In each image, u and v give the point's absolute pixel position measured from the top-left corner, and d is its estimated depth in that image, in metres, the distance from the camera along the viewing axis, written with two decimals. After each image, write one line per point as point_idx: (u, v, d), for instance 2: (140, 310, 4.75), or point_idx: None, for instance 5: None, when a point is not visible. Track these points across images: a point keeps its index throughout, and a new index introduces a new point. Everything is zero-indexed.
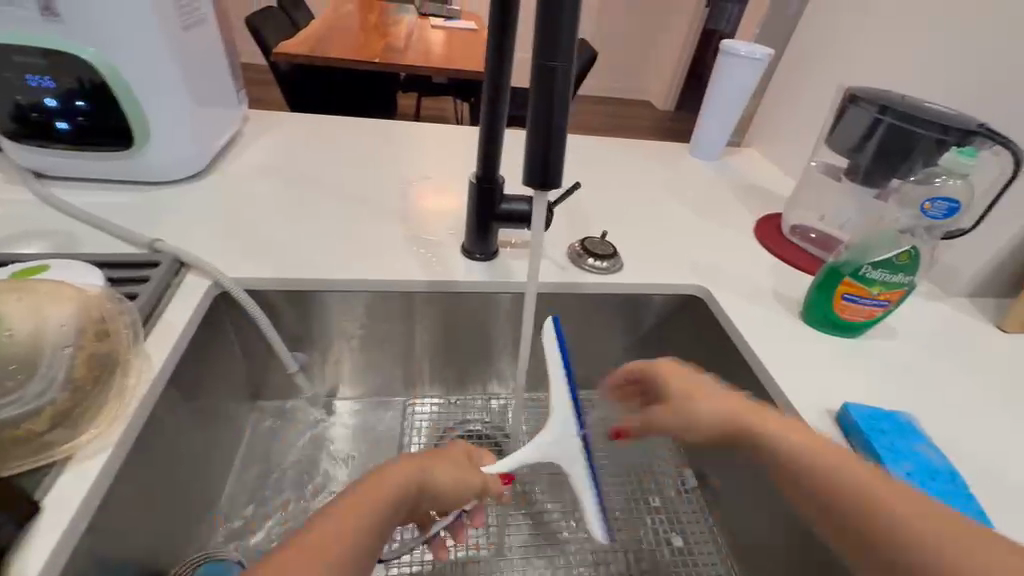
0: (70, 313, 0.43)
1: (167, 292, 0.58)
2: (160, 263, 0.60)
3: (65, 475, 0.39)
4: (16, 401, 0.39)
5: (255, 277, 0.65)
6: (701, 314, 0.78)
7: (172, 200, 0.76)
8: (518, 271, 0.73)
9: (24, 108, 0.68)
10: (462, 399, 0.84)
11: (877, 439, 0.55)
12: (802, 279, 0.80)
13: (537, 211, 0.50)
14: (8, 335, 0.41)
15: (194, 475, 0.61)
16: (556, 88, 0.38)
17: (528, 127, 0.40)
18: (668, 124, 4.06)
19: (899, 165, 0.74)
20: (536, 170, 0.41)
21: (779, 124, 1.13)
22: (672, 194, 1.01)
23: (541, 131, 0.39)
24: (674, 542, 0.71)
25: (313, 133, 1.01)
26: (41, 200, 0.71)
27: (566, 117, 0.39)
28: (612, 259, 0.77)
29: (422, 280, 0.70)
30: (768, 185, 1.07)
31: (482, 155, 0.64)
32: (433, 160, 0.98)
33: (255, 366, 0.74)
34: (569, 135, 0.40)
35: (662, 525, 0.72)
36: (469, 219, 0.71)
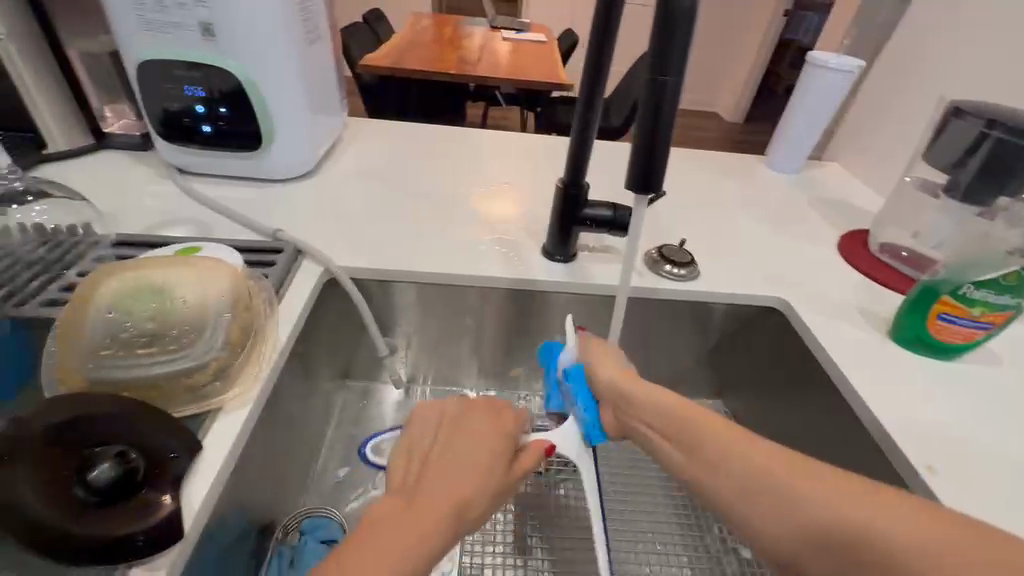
0: (226, 287, 0.51)
1: (289, 275, 0.66)
2: (282, 250, 0.69)
3: (219, 422, 0.46)
4: (187, 356, 0.46)
5: (358, 267, 0.72)
6: (779, 327, 0.77)
7: (288, 196, 0.85)
8: (596, 273, 0.76)
9: (177, 113, 0.80)
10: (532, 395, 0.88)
11: None
12: (890, 297, 0.77)
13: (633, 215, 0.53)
14: (181, 302, 0.49)
15: (299, 440, 0.68)
16: (663, 101, 0.41)
17: (633, 136, 0.43)
18: (737, 137, 3.94)
19: (1007, 182, 0.71)
20: (638, 175, 0.44)
21: (868, 137, 1.09)
22: (750, 206, 1.00)
23: (646, 141, 0.42)
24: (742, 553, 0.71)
25: (403, 139, 1.10)
26: (183, 192, 0.82)
27: (671, 127, 0.42)
28: (689, 267, 0.78)
29: (505, 277, 0.74)
30: (853, 200, 1.04)
31: (571, 162, 0.68)
32: (513, 166, 1.04)
33: (349, 348, 0.81)
34: (672, 144, 0.43)
35: (729, 536, 0.72)
36: (552, 221, 0.74)
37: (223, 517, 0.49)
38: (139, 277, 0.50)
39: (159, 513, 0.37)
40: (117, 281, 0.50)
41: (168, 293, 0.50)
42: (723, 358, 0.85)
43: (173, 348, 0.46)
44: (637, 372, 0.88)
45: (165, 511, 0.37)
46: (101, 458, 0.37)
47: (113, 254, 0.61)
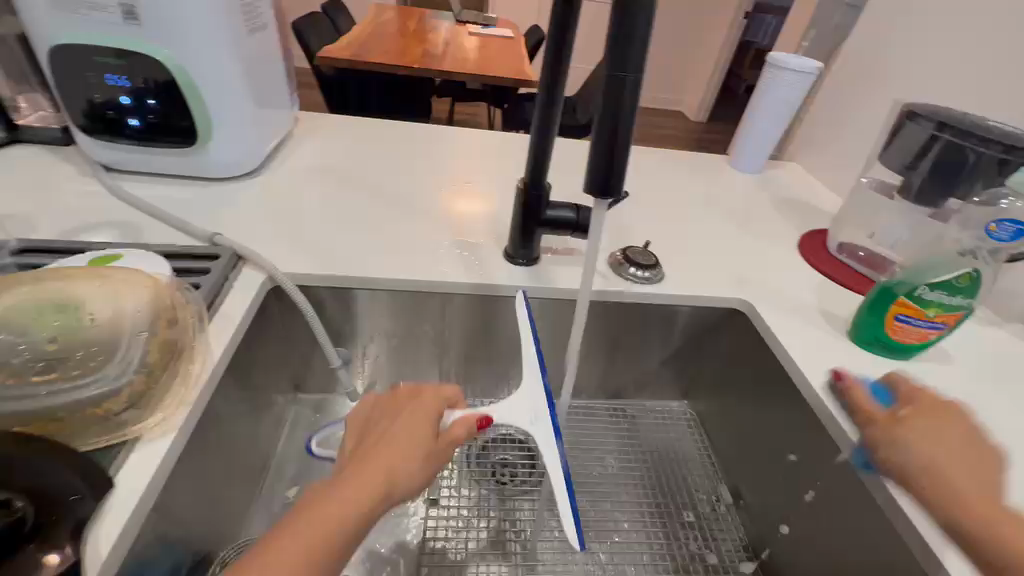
0: (144, 300, 0.46)
1: (226, 284, 0.60)
2: (219, 256, 0.63)
3: (135, 454, 0.41)
4: (95, 381, 0.40)
5: (306, 273, 0.67)
6: (742, 328, 0.77)
7: (229, 196, 0.79)
8: (559, 277, 0.73)
9: (100, 105, 0.72)
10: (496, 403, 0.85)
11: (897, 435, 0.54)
12: (849, 297, 0.78)
13: (594, 218, 0.50)
14: (90, 319, 0.43)
15: (241, 462, 0.63)
16: (622, 100, 0.38)
17: (593, 136, 0.40)
18: (701, 135, 4.01)
19: (957, 184, 0.72)
20: (597, 178, 0.41)
21: (826, 138, 1.11)
22: (714, 206, 1.00)
23: (606, 141, 0.40)
24: (709, 558, 0.70)
25: (359, 134, 1.04)
26: (109, 192, 0.75)
27: (631, 128, 0.40)
28: (654, 269, 0.76)
29: (465, 283, 0.71)
30: (812, 200, 1.05)
31: (532, 161, 0.65)
32: (475, 164, 1.00)
33: (299, 358, 0.76)
34: (632, 145, 0.40)
35: (696, 541, 0.72)
36: (514, 223, 0.71)
37: (146, 557, 0.44)
38: (41, 292, 0.44)
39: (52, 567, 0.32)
40: (13, 297, 0.43)
41: (75, 309, 0.44)
42: (688, 360, 0.85)
43: (79, 372, 0.41)
44: (603, 376, 0.86)
45: (60, 565, 0.32)
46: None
47: (18, 262, 0.55)
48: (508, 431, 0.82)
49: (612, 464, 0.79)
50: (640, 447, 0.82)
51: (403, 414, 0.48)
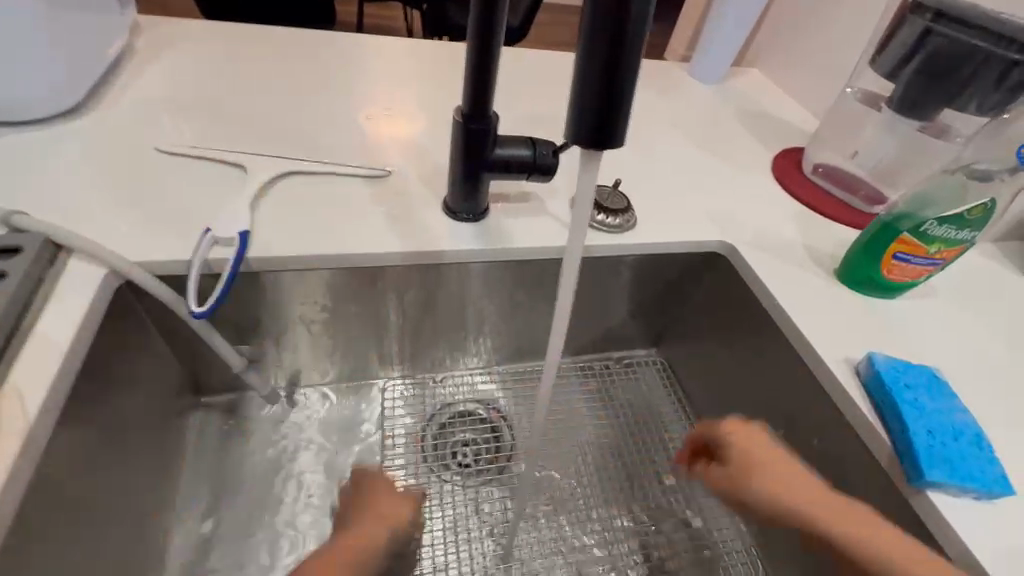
0: None
1: (40, 291, 0.42)
2: (23, 248, 0.43)
3: None
4: None
5: (170, 259, 0.48)
6: (721, 273, 0.69)
7: (41, 153, 0.56)
8: (515, 233, 0.59)
9: None
10: (447, 376, 0.73)
11: (903, 396, 0.48)
12: (830, 229, 0.71)
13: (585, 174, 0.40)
14: None
15: (123, 513, 0.49)
16: (631, 13, 0.29)
17: (579, 60, 0.31)
18: (639, 38, 3.74)
19: (956, 94, 0.63)
20: (584, 123, 0.32)
21: (799, 40, 0.98)
22: (680, 126, 0.87)
23: (602, 69, 0.30)
24: (692, 524, 0.67)
25: (234, 47, 0.78)
26: None
27: (635, 55, 0.30)
28: (626, 214, 0.64)
29: (396, 253, 0.55)
30: (781, 114, 0.95)
31: (471, 84, 0.47)
32: (395, 83, 0.78)
33: (191, 362, 0.59)
34: (636, 83, 0.31)
35: (678, 506, 0.68)
36: (453, 169, 0.55)
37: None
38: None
39: None
40: None
41: None
42: (659, 308, 0.76)
43: None
44: (567, 335, 0.76)
45: None
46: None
47: None
48: (465, 408, 0.71)
49: (585, 437, 0.72)
50: (610, 407, 0.75)
51: None
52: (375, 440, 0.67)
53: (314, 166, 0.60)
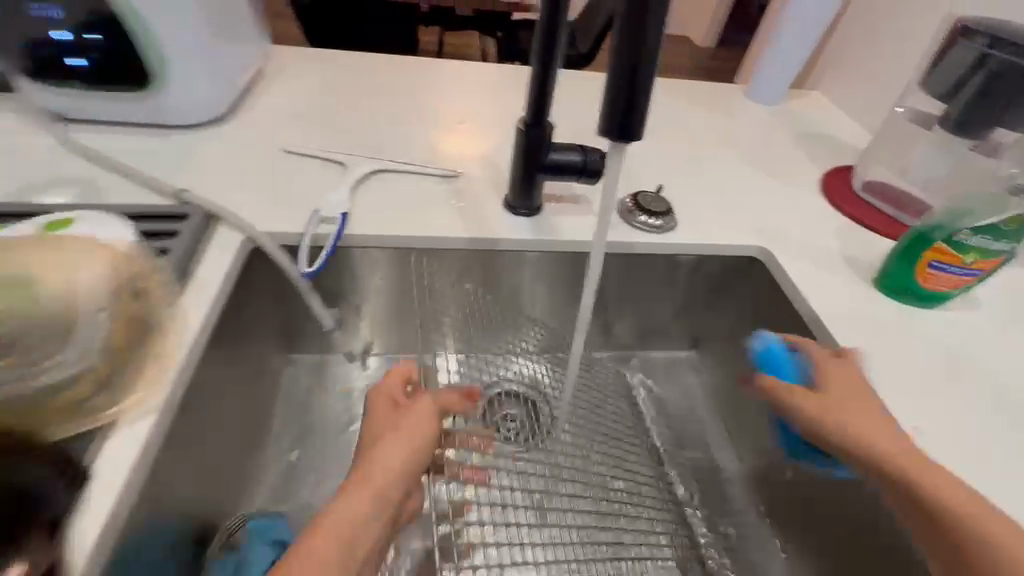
0: (101, 271, 0.40)
1: (199, 247, 0.55)
2: (189, 216, 0.57)
3: (114, 442, 0.39)
4: (53, 368, 0.36)
5: (288, 232, 0.61)
6: (760, 278, 0.72)
7: (197, 147, 0.71)
8: (564, 228, 0.68)
9: (36, 42, 0.63)
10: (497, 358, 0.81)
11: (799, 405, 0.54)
12: (874, 242, 0.73)
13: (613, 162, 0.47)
14: (40, 295, 0.37)
15: (236, 431, 0.61)
16: (647, 35, 0.35)
17: (609, 70, 0.37)
18: (707, 63, 3.75)
19: (1008, 114, 0.65)
20: (613, 122, 0.38)
21: (858, 64, 1.00)
22: (728, 142, 0.92)
23: (625, 81, 0.36)
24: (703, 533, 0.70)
25: (339, 70, 0.94)
26: (61, 144, 0.67)
27: (652, 70, 0.36)
28: (667, 217, 0.70)
29: (463, 238, 0.65)
30: (835, 134, 0.97)
31: (534, 97, 0.57)
32: (469, 101, 0.90)
33: (291, 322, 0.72)
34: (654, 89, 0.37)
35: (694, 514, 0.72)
36: (514, 170, 0.65)
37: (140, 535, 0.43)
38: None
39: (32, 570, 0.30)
40: None
41: (19, 286, 0.37)
42: (698, 310, 0.81)
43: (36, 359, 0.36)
44: (609, 329, 0.83)
45: (40, 567, 0.30)
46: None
47: None
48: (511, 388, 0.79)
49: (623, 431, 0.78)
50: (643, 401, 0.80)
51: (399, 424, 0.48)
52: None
53: (399, 165, 0.72)
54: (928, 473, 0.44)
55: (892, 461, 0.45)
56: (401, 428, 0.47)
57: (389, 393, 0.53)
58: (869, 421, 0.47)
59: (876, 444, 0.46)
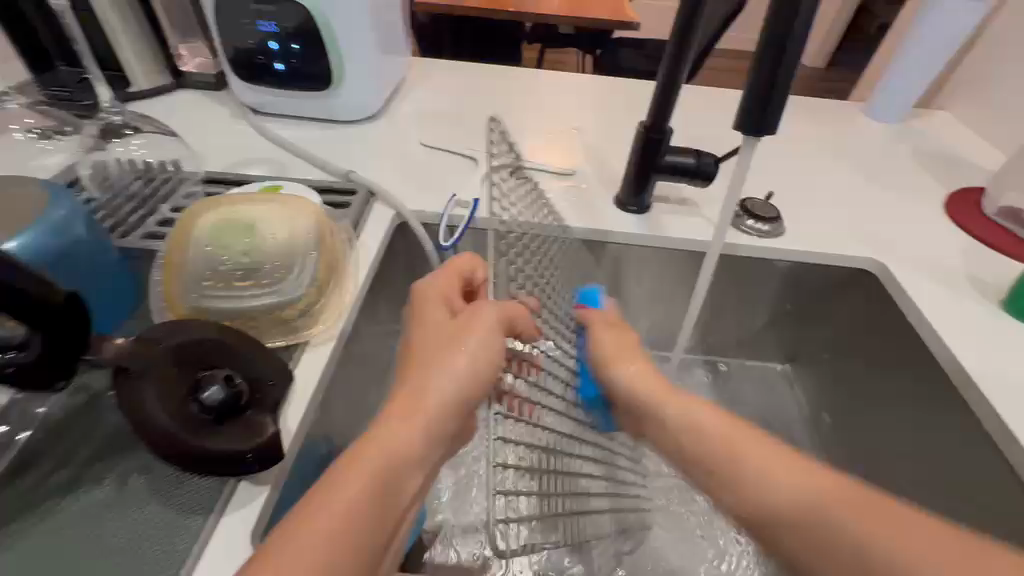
0: (311, 224, 0.51)
1: (363, 217, 0.67)
2: (356, 192, 0.69)
3: (308, 356, 0.49)
4: (277, 292, 0.48)
5: (429, 212, 0.71)
6: (869, 291, 0.72)
7: (356, 139, 0.84)
8: (671, 227, 0.72)
9: (252, 51, 0.79)
10: None
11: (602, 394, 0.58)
12: (1005, 264, 0.70)
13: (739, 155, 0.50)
14: (270, 236, 0.49)
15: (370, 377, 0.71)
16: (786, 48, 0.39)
17: (749, 76, 0.41)
18: (816, 84, 3.56)
19: None
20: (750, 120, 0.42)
21: (998, 82, 0.95)
22: (843, 157, 0.90)
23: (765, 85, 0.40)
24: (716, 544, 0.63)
25: (468, 79, 1.05)
26: (257, 132, 0.83)
27: (791, 71, 0.40)
28: (775, 223, 0.72)
29: (578, 229, 0.71)
30: (966, 155, 0.92)
31: (658, 102, 0.63)
32: (583, 109, 0.98)
33: None
34: (792, 88, 0.40)
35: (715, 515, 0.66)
36: (629, 169, 0.71)
37: (313, 438, 0.53)
38: (228, 209, 0.51)
39: (266, 434, 0.40)
40: (213, 213, 0.50)
41: (258, 228, 0.49)
42: (800, 321, 0.80)
43: (270, 282, 0.48)
44: (704, 331, 0.84)
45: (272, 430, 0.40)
46: (188, 388, 0.40)
47: (204, 190, 0.66)
48: None
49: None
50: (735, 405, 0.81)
51: (453, 342, 0.43)
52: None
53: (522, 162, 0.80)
54: (819, 507, 0.36)
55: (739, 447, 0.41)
56: (462, 345, 0.43)
57: (444, 292, 0.49)
58: (648, 373, 0.51)
59: (708, 435, 0.43)
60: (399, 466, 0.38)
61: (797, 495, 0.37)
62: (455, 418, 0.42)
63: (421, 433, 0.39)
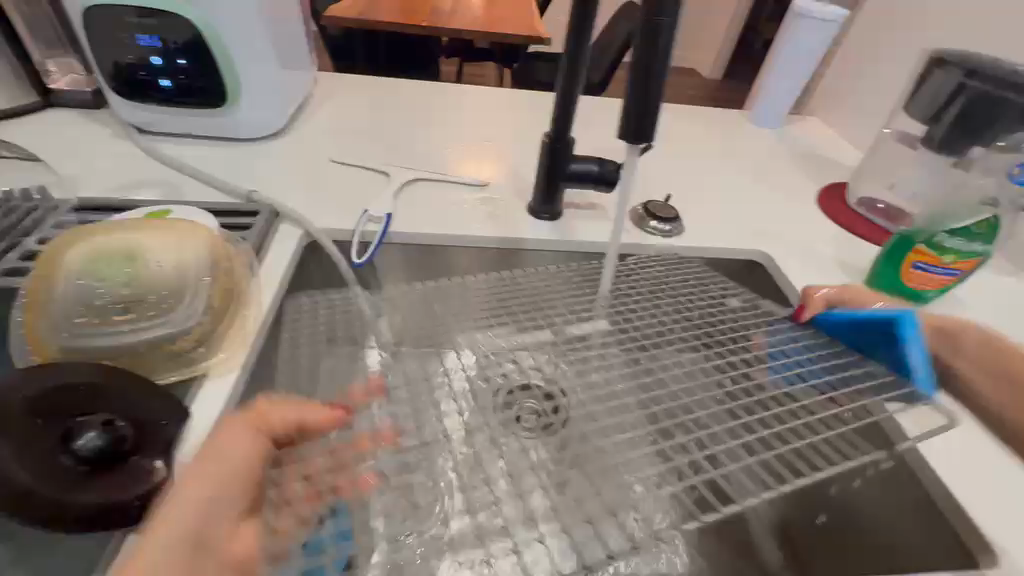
0: (203, 250, 0.48)
1: (267, 239, 0.63)
2: (259, 212, 0.66)
3: (205, 390, 0.46)
4: (166, 323, 0.44)
5: (340, 229, 0.69)
6: (759, 280, 0.79)
7: (258, 156, 0.80)
8: (581, 231, 0.75)
9: (133, 66, 0.73)
10: None
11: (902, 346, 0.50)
12: (864, 248, 0.80)
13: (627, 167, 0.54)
14: (156, 265, 0.46)
15: None
16: (654, 63, 0.43)
17: (626, 88, 0.44)
18: (715, 95, 3.89)
19: (983, 133, 0.72)
20: (631, 127, 0.45)
21: (850, 92, 1.09)
22: (734, 161, 0.99)
23: (640, 96, 0.44)
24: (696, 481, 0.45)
25: (379, 94, 1.04)
26: (143, 153, 0.77)
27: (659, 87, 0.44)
28: (675, 223, 0.78)
29: (492, 238, 0.73)
30: (830, 155, 1.05)
31: (558, 114, 0.66)
32: (494, 122, 1.00)
33: None
34: (664, 98, 0.44)
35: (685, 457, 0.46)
36: (538, 178, 0.74)
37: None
38: (103, 240, 0.47)
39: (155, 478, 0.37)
40: (86, 246, 0.46)
41: (140, 256, 0.46)
42: None
43: (152, 314, 0.44)
44: None
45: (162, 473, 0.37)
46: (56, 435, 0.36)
47: (77, 219, 0.60)
48: None
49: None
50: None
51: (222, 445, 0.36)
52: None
53: (437, 176, 0.81)
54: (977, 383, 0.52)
55: (993, 351, 0.51)
56: (227, 456, 0.35)
57: (268, 425, 0.38)
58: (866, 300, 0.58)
59: (968, 342, 0.52)
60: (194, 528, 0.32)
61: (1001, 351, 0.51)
62: (248, 485, 0.35)
63: (204, 502, 0.33)
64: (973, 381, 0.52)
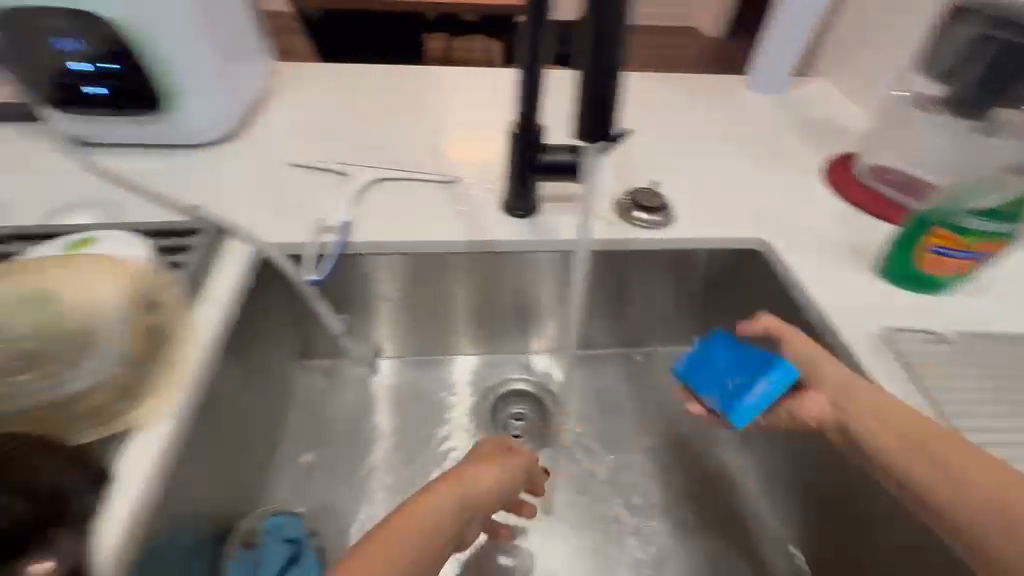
0: (117, 291, 0.43)
1: (212, 261, 0.58)
2: (201, 231, 0.60)
3: (131, 445, 0.42)
4: (78, 376, 0.40)
5: (295, 242, 0.63)
6: (759, 269, 0.72)
7: (210, 165, 0.74)
8: (560, 228, 0.69)
9: (61, 74, 0.67)
10: (508, 371, 0.83)
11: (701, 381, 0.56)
12: (875, 227, 0.72)
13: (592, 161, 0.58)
14: (61, 313, 0.41)
15: (250, 436, 0.63)
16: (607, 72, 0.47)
17: (582, 98, 0.49)
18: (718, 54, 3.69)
19: (1010, 87, 0.64)
20: (592, 131, 0.51)
21: (858, 48, 0.99)
22: (729, 135, 0.90)
23: (593, 102, 0.49)
24: None
25: (343, 82, 0.96)
26: (85, 167, 0.71)
27: (614, 49, 0.47)
28: (664, 213, 0.71)
29: (461, 243, 0.67)
30: (837, 121, 0.96)
31: (525, 102, 0.59)
32: (468, 106, 0.92)
33: (303, 330, 0.75)
34: (620, 98, 0.50)
35: None
36: (511, 172, 0.67)
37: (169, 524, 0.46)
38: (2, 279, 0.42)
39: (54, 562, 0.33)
40: None
41: (45, 302, 0.42)
42: (703, 307, 0.80)
43: (63, 364, 0.40)
44: (612, 329, 0.83)
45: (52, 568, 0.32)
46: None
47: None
48: (520, 411, 0.81)
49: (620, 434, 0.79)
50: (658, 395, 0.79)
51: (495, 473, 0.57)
52: (454, 406, 0.79)
53: (399, 174, 0.73)
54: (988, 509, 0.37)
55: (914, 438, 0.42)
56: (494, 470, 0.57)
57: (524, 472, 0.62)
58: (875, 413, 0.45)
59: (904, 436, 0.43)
60: (439, 528, 0.48)
61: (965, 462, 0.40)
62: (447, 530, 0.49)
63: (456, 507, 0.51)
64: (961, 469, 0.39)
